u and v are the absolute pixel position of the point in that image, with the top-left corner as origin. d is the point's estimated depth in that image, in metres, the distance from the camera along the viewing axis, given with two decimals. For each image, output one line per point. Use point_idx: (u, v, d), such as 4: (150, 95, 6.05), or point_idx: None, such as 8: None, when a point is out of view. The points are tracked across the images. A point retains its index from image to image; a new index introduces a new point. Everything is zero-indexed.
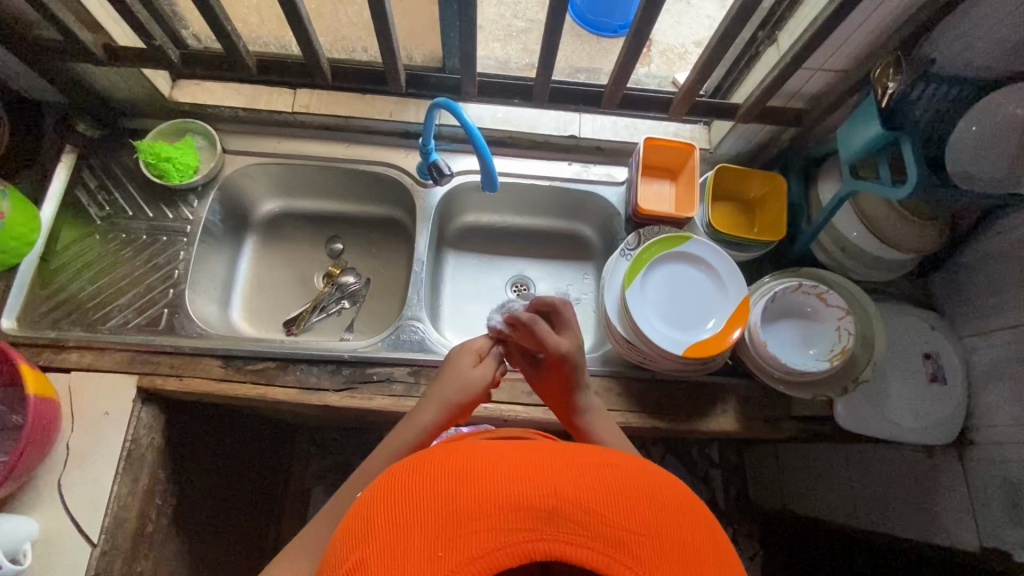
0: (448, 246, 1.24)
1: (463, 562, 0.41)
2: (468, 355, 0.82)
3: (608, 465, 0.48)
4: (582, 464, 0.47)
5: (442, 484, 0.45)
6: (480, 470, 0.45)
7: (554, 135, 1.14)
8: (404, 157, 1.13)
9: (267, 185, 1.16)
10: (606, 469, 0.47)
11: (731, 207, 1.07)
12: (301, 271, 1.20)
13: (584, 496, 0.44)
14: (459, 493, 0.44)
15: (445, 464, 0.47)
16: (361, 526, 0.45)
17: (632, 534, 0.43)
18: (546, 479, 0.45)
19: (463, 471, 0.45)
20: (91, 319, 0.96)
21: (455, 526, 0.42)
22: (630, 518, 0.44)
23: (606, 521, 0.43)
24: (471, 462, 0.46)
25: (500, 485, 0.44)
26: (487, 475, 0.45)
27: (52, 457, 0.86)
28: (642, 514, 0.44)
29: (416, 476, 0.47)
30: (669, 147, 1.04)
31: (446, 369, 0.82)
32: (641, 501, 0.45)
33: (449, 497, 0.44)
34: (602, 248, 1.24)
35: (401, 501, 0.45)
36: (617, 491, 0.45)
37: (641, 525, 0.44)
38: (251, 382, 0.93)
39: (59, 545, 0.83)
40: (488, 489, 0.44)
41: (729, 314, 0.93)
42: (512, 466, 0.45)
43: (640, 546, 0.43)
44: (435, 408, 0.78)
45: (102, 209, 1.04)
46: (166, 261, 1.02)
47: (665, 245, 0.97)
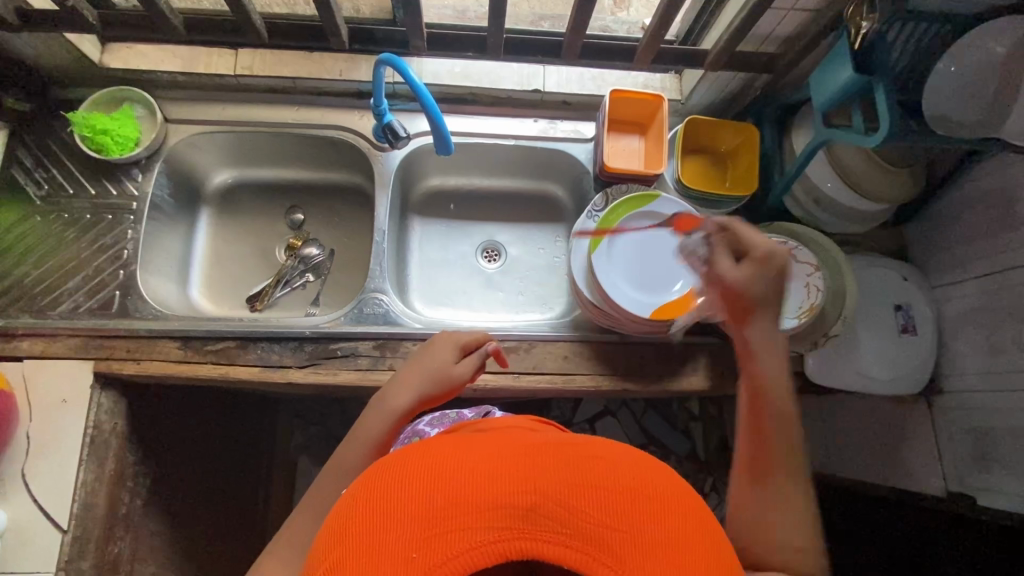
0: (413, 213, 1.20)
1: (438, 563, 0.41)
2: (451, 347, 0.80)
3: (592, 459, 0.48)
4: (569, 461, 0.47)
5: (423, 484, 0.45)
6: (462, 469, 0.45)
7: (518, 90, 1.08)
8: (360, 120, 1.07)
9: (216, 155, 1.10)
10: (592, 463, 0.47)
11: (703, 160, 1.03)
12: (262, 245, 1.16)
13: (568, 494, 0.44)
14: (441, 493, 0.44)
15: (424, 462, 0.47)
16: (339, 526, 0.46)
17: (616, 534, 0.43)
18: (528, 479, 0.45)
19: (443, 468, 0.46)
20: (40, 306, 0.92)
21: (433, 525, 0.42)
22: (614, 513, 0.44)
23: (590, 518, 0.43)
24: (454, 461, 0.46)
25: (480, 484, 0.44)
26: (467, 474, 0.45)
27: (13, 448, 0.85)
28: (628, 509, 0.44)
29: (394, 475, 0.47)
30: (636, 98, 0.98)
31: (426, 359, 0.79)
32: (626, 495, 0.45)
33: (429, 496, 0.44)
34: (573, 209, 1.21)
35: (378, 499, 0.45)
36: (601, 486, 0.45)
37: (625, 524, 0.44)
38: (212, 362, 0.91)
39: (28, 533, 0.83)
40: (468, 489, 0.44)
41: (697, 275, 0.91)
42: (493, 465, 0.46)
43: (622, 543, 0.42)
44: (411, 395, 0.77)
45: (41, 188, 0.98)
46: (114, 241, 0.97)
47: (632, 205, 0.94)
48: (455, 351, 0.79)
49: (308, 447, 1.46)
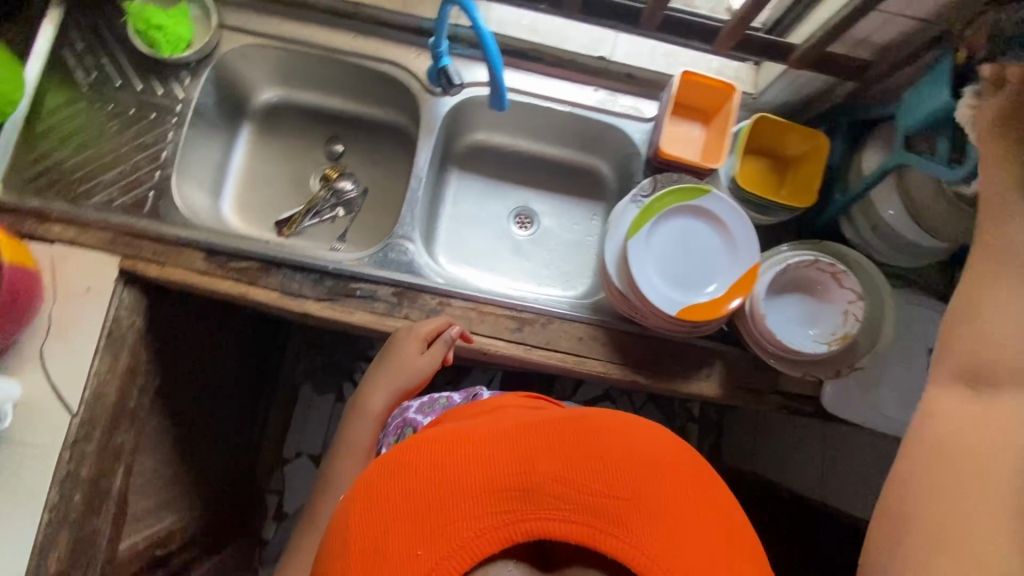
0: (452, 164, 1.17)
1: (444, 552, 0.44)
2: (409, 347, 0.88)
3: (586, 434, 0.51)
4: (557, 437, 0.51)
5: (419, 479, 0.48)
6: (458, 462, 0.49)
7: (584, 54, 1.03)
8: (415, 59, 1.02)
9: (265, 69, 1.07)
10: (580, 436, 0.51)
11: (763, 164, 0.98)
12: (298, 170, 1.15)
13: (560, 470, 0.48)
14: (444, 485, 0.47)
15: (423, 457, 0.50)
16: (344, 532, 0.48)
17: (609, 500, 0.47)
18: (519, 461, 0.49)
19: (444, 464, 0.49)
20: (75, 193, 0.93)
21: (441, 517, 0.46)
22: (609, 487, 0.48)
23: (589, 495, 0.47)
24: (446, 452, 0.50)
25: (480, 473, 0.48)
26: (467, 465, 0.48)
27: (34, 327, 0.87)
28: (623, 478, 0.48)
29: (388, 474, 0.49)
30: (708, 85, 0.92)
31: (391, 361, 0.88)
32: (618, 465, 0.49)
33: (432, 489, 0.47)
34: (615, 189, 1.17)
35: (383, 494, 0.48)
36: (593, 461, 0.49)
37: (619, 490, 0.47)
38: (233, 280, 0.91)
39: (40, 409, 0.86)
40: (464, 479, 0.48)
41: (734, 281, 0.87)
42: (490, 452, 0.49)
43: (620, 511, 0.46)
44: (385, 393, 0.90)
45: (89, 74, 0.97)
46: (154, 141, 0.96)
47: (680, 197, 0.89)
48: (412, 352, 0.87)
49: (312, 374, 1.49)
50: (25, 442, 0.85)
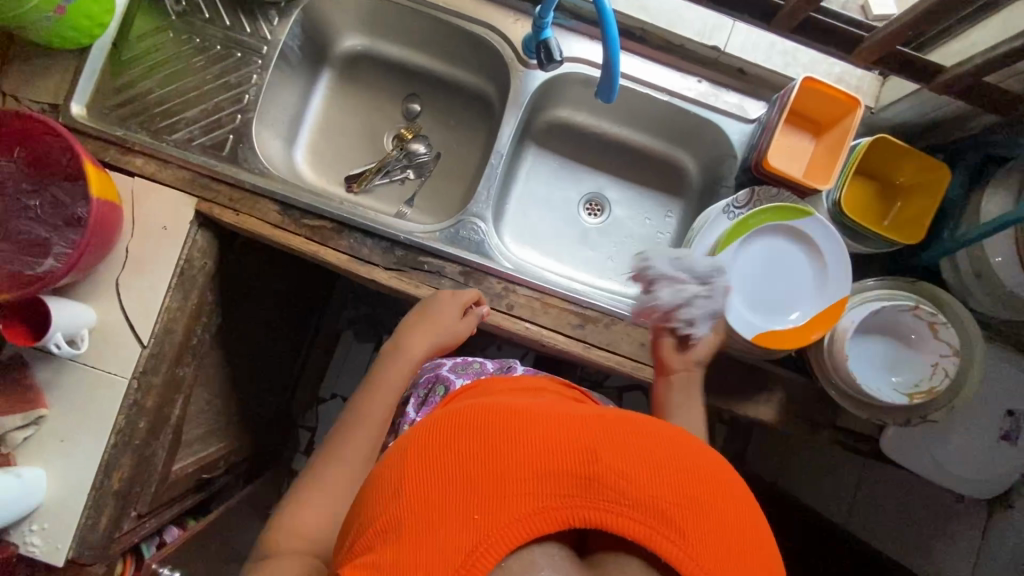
0: (531, 140, 1.12)
1: (496, 525, 0.40)
2: (452, 303, 0.85)
3: (650, 435, 0.47)
4: (623, 432, 0.46)
5: (477, 447, 0.44)
6: (521, 435, 0.45)
7: (695, 41, 0.95)
8: (512, 24, 0.96)
9: (353, 15, 1.03)
10: (647, 437, 0.47)
11: (870, 188, 0.91)
12: (372, 125, 1.12)
13: (626, 463, 0.44)
14: (498, 457, 0.43)
15: (477, 425, 0.46)
16: (390, 487, 0.44)
17: (674, 507, 0.42)
18: (584, 445, 0.45)
19: (499, 436, 0.45)
20: (157, 127, 0.92)
21: (492, 491, 0.42)
22: (673, 490, 0.43)
23: (651, 494, 0.42)
24: (507, 424, 0.46)
25: (535, 449, 0.44)
26: (524, 441, 0.44)
27: (112, 257, 0.89)
28: (686, 485, 0.44)
29: (445, 437, 0.46)
30: (830, 96, 0.85)
31: (431, 313, 0.83)
32: (687, 474, 0.44)
33: (486, 459, 0.43)
34: (697, 188, 1.11)
35: (431, 456, 0.45)
36: (660, 463, 0.45)
37: (685, 499, 0.43)
38: (305, 237, 0.91)
39: (113, 337, 0.89)
40: (525, 453, 0.44)
41: (817, 312, 0.83)
42: (552, 431, 0.45)
43: (682, 517, 0.42)
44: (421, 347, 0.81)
45: (178, 4, 0.95)
46: (238, 82, 0.94)
47: (778, 215, 0.84)
48: (456, 310, 0.83)
49: (355, 324, 1.52)
50: (97, 367, 0.88)
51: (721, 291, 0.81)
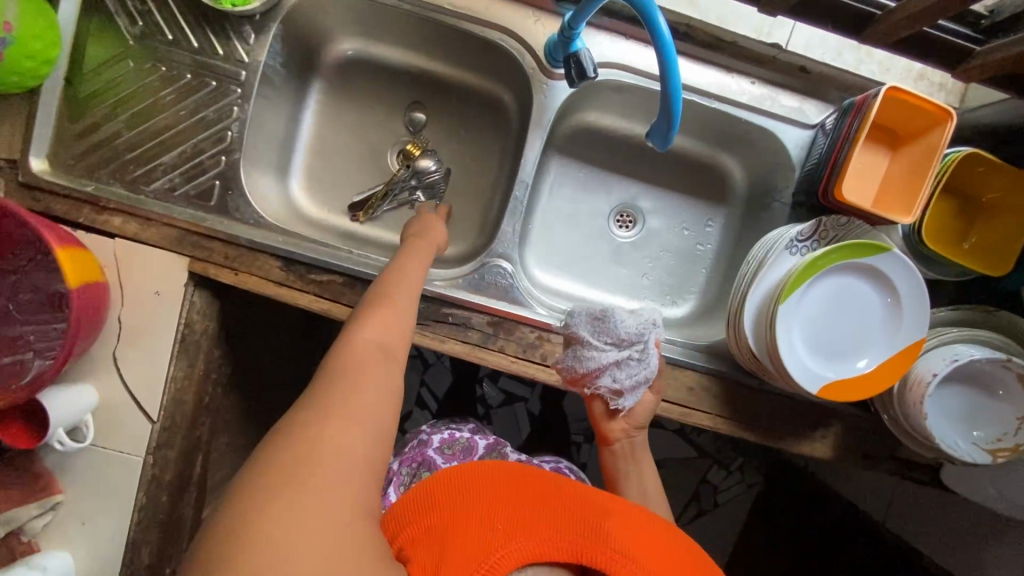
0: (553, 149, 0.99)
1: (528, 543, 0.52)
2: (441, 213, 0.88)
3: (648, 524, 0.61)
4: (629, 517, 0.60)
5: (520, 492, 0.57)
6: (555, 493, 0.59)
7: (749, 38, 0.81)
8: (532, 26, 0.82)
9: (341, 17, 0.87)
10: (646, 526, 0.60)
11: (953, 205, 0.79)
12: (372, 139, 0.98)
13: (630, 532, 0.57)
14: (530, 502, 0.57)
15: (517, 478, 0.60)
16: (436, 502, 0.55)
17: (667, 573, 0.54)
18: (599, 512, 0.59)
19: (531, 488, 0.59)
20: (131, 176, 0.80)
21: (525, 521, 0.54)
22: (662, 561, 0.56)
23: (642, 557, 0.55)
24: (543, 485, 0.60)
25: (562, 505, 0.57)
26: (551, 497, 0.59)
27: (105, 330, 0.80)
28: (664, 561, 0.56)
29: (492, 478, 0.59)
30: (918, 107, 0.72)
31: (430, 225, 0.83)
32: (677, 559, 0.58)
33: (522, 499, 0.57)
34: (743, 195, 0.99)
35: (482, 485, 0.57)
36: (656, 544, 0.58)
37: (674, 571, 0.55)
38: (314, 294, 0.81)
39: (119, 415, 0.82)
40: (557, 504, 0.57)
41: (887, 358, 0.75)
42: (576, 499, 0.60)
43: None
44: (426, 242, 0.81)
45: (134, 23, 0.79)
46: (218, 117, 0.81)
47: (849, 252, 0.74)
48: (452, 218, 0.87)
49: None
50: (106, 448, 0.82)
51: (653, 349, 0.74)
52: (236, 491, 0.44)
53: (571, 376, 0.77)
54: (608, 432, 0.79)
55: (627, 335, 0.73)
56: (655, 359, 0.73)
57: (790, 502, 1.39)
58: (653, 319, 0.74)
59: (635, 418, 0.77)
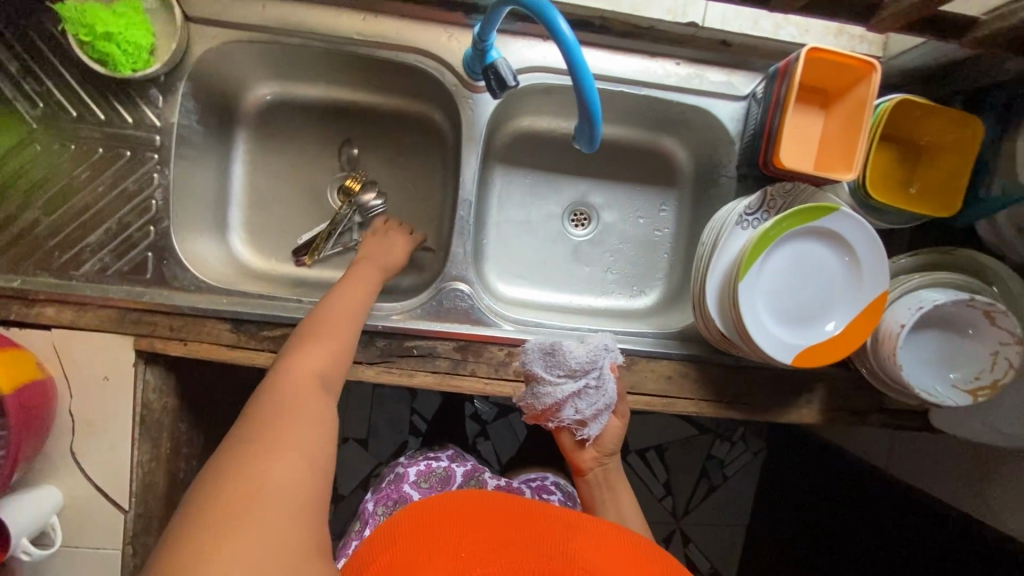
0: (495, 160, 0.97)
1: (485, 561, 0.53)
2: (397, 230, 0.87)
3: (619, 543, 0.60)
4: (596, 536, 0.60)
5: (481, 519, 0.59)
6: (516, 520, 0.60)
7: (666, 21, 0.79)
8: (447, 42, 0.80)
9: (252, 64, 0.84)
10: (614, 543, 0.60)
11: (893, 153, 0.79)
12: (309, 180, 0.95)
13: (593, 555, 0.56)
14: (490, 532, 0.57)
15: (478, 512, 0.60)
16: (402, 531, 0.57)
17: None
18: (562, 533, 0.59)
19: (491, 520, 0.59)
20: (58, 263, 0.77)
21: (478, 554, 0.54)
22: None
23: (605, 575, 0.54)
24: (507, 511, 0.61)
25: (522, 532, 0.58)
26: (515, 527, 0.58)
27: (58, 426, 0.77)
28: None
29: (455, 506, 0.60)
30: (840, 63, 0.71)
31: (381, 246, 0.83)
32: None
33: (483, 530, 0.57)
34: (692, 174, 0.98)
35: (437, 525, 0.57)
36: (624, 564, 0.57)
37: None
38: (270, 351, 0.79)
39: (89, 510, 0.78)
40: (516, 528, 0.58)
41: (855, 317, 0.75)
42: (540, 524, 0.60)
43: None
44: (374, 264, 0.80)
45: (34, 105, 0.75)
46: (139, 187, 0.77)
47: (800, 219, 0.73)
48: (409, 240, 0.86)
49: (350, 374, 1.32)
50: (81, 546, 0.79)
51: (609, 374, 0.74)
52: (173, 524, 0.44)
53: (532, 413, 0.76)
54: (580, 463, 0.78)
55: (579, 365, 0.73)
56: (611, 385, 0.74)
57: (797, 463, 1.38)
58: (605, 345, 0.74)
59: (604, 446, 0.77)
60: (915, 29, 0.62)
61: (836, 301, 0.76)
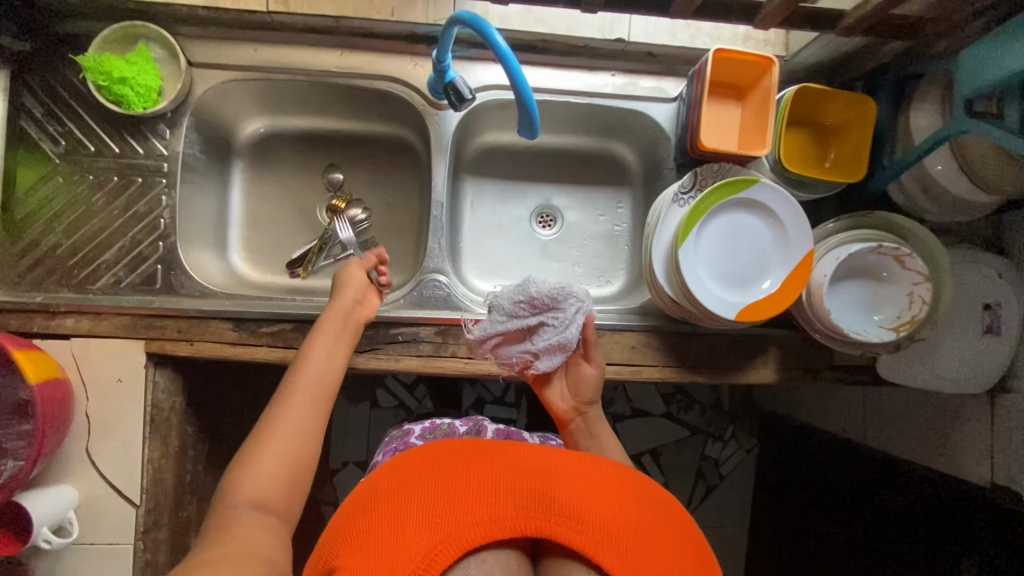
0: (465, 173, 1.09)
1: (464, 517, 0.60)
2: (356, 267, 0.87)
3: (591, 472, 0.67)
4: (569, 468, 0.67)
5: (460, 469, 0.64)
6: (495, 464, 0.66)
7: (599, 39, 0.92)
8: (413, 69, 0.93)
9: (247, 101, 0.97)
10: (586, 472, 0.67)
11: (805, 135, 0.91)
12: (301, 202, 1.06)
13: (567, 492, 0.63)
14: (469, 482, 0.63)
15: (456, 466, 0.65)
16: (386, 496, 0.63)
17: (597, 519, 0.61)
18: (538, 472, 0.65)
19: (469, 470, 0.64)
20: (77, 279, 0.86)
21: (462, 507, 0.60)
22: (597, 509, 0.62)
23: (577, 508, 0.61)
24: (485, 457, 0.67)
25: (500, 474, 0.64)
26: (495, 473, 0.64)
27: (74, 428, 0.83)
28: (600, 506, 0.63)
29: (434, 463, 0.65)
30: (743, 61, 0.84)
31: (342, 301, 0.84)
32: (612, 501, 0.64)
33: (463, 481, 0.63)
34: (642, 173, 1.09)
35: (420, 484, 0.63)
36: (594, 494, 0.64)
37: (606, 515, 0.62)
38: (269, 345, 0.87)
39: (102, 508, 0.84)
40: (494, 473, 0.64)
41: (789, 274, 0.84)
42: (516, 463, 0.66)
43: (602, 527, 0.61)
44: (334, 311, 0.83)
45: (57, 143, 0.87)
46: (149, 209, 0.88)
47: (727, 191, 0.83)
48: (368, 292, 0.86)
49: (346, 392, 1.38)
50: (96, 542, 0.84)
51: (570, 313, 0.79)
52: None
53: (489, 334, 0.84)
54: (560, 412, 0.86)
55: (539, 297, 0.78)
56: (571, 326, 0.78)
57: None
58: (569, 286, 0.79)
59: (580, 395, 0.84)
60: (791, 23, 0.75)
61: (769, 266, 0.85)
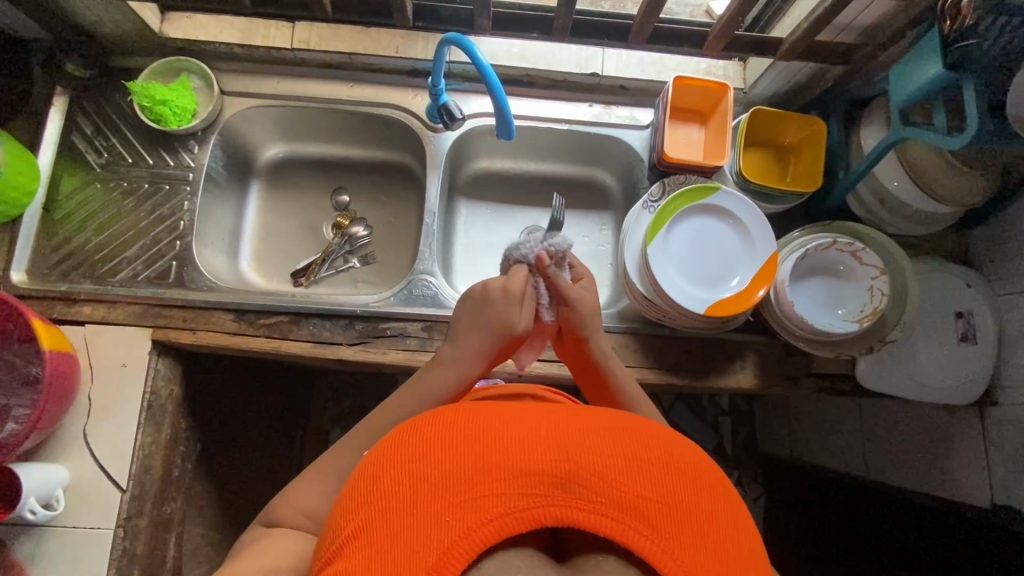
0: (459, 194, 1.16)
1: (471, 528, 0.39)
2: (523, 315, 0.76)
3: (631, 432, 0.46)
4: (611, 451, 0.43)
5: (453, 447, 0.43)
6: (501, 451, 0.42)
7: (575, 73, 1.05)
8: (413, 98, 1.06)
9: (269, 128, 1.10)
10: (623, 436, 0.45)
11: (765, 153, 1.00)
12: (309, 220, 1.15)
13: (599, 462, 0.42)
14: (469, 472, 0.41)
15: (454, 426, 0.45)
16: (368, 490, 0.43)
17: (650, 502, 0.40)
18: (563, 449, 0.42)
19: (470, 434, 0.44)
20: (100, 272, 0.95)
21: (460, 489, 0.40)
22: (644, 486, 0.41)
23: (620, 489, 0.40)
24: (487, 433, 0.44)
25: (508, 444, 0.43)
26: (500, 436, 0.43)
27: (75, 408, 0.88)
28: (651, 485, 0.41)
29: (424, 436, 0.45)
30: (701, 87, 0.96)
31: (489, 321, 0.75)
32: (663, 470, 0.43)
33: (460, 483, 0.41)
34: (621, 197, 1.16)
35: (404, 458, 0.43)
36: (638, 460, 0.43)
37: (659, 493, 0.41)
38: (265, 335, 0.93)
39: (88, 491, 0.86)
40: (501, 467, 0.41)
41: (755, 273, 0.89)
42: (526, 425, 0.45)
43: (659, 513, 0.40)
44: (477, 355, 0.75)
45: (100, 155, 1.00)
46: (171, 212, 0.99)
47: (690, 198, 0.91)
48: (514, 331, 0.75)
49: (343, 419, 1.38)
50: (78, 526, 0.85)
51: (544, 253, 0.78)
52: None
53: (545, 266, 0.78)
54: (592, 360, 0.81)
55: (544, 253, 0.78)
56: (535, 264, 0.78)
57: (785, 486, 1.38)
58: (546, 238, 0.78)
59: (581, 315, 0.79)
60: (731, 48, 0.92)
61: (744, 275, 0.90)
